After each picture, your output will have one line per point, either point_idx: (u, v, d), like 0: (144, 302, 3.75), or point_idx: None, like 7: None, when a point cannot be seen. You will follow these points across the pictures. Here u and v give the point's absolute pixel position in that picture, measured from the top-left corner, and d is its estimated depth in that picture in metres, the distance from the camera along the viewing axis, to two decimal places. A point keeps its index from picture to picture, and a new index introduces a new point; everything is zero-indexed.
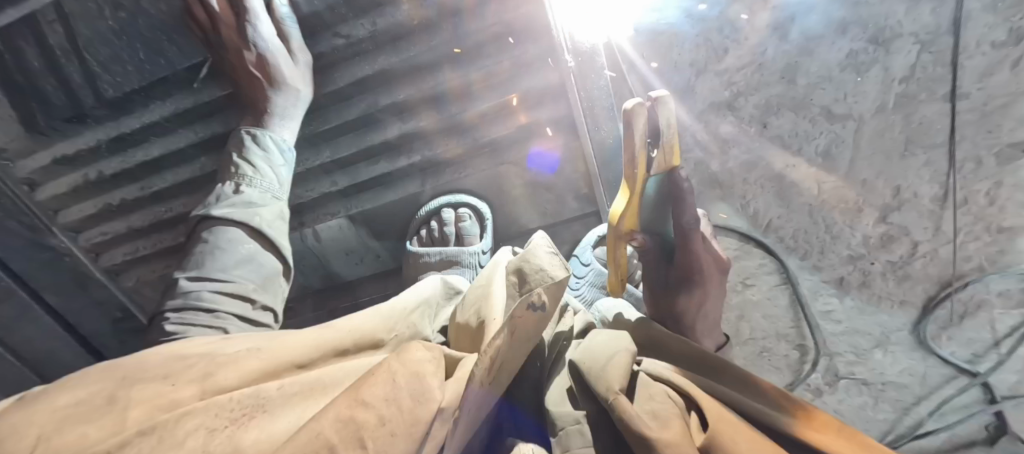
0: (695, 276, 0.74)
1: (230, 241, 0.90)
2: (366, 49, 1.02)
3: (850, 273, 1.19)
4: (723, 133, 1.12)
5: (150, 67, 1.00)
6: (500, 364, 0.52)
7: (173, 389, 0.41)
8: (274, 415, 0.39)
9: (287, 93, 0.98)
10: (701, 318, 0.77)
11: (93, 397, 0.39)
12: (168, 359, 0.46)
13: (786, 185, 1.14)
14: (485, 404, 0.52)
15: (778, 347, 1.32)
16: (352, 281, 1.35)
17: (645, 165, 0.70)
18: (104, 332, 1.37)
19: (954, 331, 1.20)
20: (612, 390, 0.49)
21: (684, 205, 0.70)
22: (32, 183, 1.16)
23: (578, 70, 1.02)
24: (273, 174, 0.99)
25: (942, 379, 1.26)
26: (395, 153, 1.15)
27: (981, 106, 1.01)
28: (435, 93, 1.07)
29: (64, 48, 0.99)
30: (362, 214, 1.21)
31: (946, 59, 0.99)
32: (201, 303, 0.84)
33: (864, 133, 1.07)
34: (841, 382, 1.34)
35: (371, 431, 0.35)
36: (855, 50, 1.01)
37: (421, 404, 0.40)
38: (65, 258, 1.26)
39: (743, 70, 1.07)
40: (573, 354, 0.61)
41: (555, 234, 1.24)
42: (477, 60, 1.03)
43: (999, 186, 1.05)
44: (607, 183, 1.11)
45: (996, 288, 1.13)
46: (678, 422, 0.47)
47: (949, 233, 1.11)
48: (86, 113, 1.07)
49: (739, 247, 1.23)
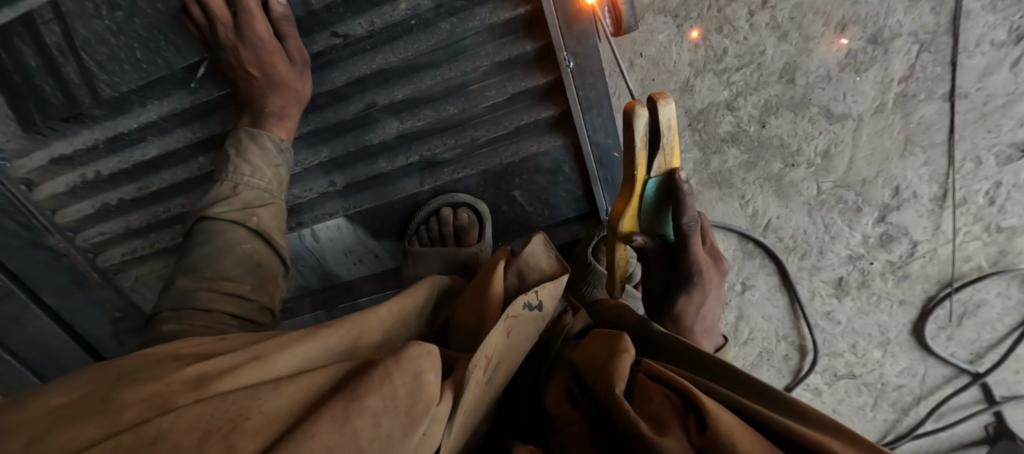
0: (695, 277, 0.74)
1: (227, 242, 0.92)
2: (365, 49, 1.00)
3: (849, 272, 1.20)
4: (722, 132, 1.11)
5: (147, 66, 0.98)
6: (499, 364, 0.51)
7: (167, 390, 0.41)
8: (269, 415, 0.38)
9: (285, 93, 0.97)
10: (699, 318, 0.80)
11: (88, 398, 0.40)
12: (163, 359, 0.46)
13: (785, 185, 1.14)
14: (483, 404, 0.52)
15: (778, 347, 1.31)
16: (350, 282, 1.34)
17: (645, 167, 0.69)
18: (103, 332, 1.38)
19: (954, 331, 1.20)
20: (612, 392, 0.49)
21: (684, 207, 0.69)
22: (30, 183, 1.16)
23: (577, 69, 1.00)
24: (271, 174, 1.00)
25: (942, 379, 1.26)
26: (394, 153, 1.15)
27: (981, 106, 1.01)
28: (434, 93, 1.06)
29: (60, 48, 0.97)
30: (360, 214, 1.21)
31: (946, 59, 0.98)
32: (200, 303, 0.84)
33: (864, 132, 1.07)
34: (841, 382, 1.33)
35: (366, 432, 0.37)
36: (854, 50, 1.00)
37: (418, 403, 0.39)
38: (61, 258, 1.25)
39: (743, 69, 1.05)
40: (573, 353, 0.61)
41: (553, 233, 1.24)
42: (476, 59, 1.02)
43: (999, 187, 1.06)
44: (607, 185, 1.13)
45: (994, 288, 1.14)
46: (677, 425, 0.47)
47: (949, 233, 1.11)
48: (82, 112, 1.06)
49: (738, 248, 1.22)
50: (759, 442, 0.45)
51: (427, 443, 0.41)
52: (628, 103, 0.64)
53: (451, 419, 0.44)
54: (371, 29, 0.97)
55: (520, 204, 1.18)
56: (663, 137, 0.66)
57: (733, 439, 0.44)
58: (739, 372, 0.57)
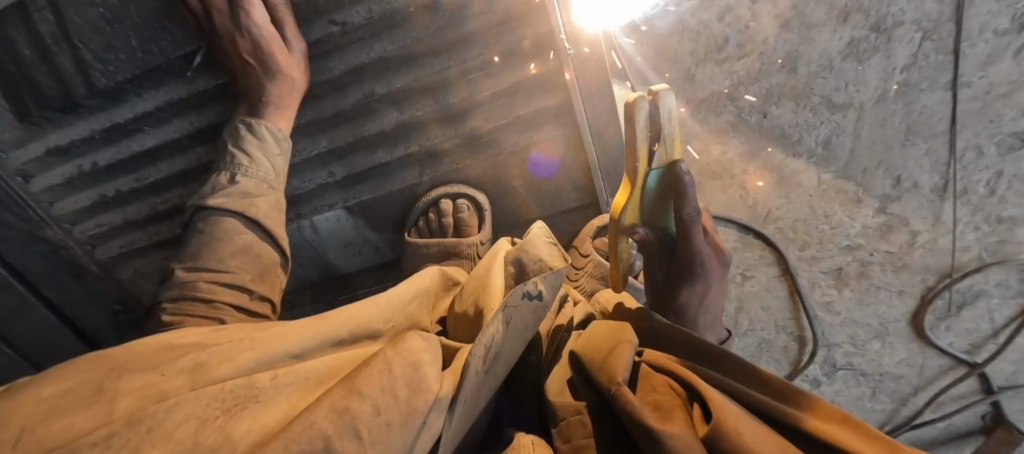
0: (697, 268, 0.74)
1: (226, 231, 0.90)
2: (362, 37, 0.99)
3: (848, 263, 1.19)
4: (722, 123, 1.12)
5: (143, 55, 0.98)
6: (497, 352, 0.52)
7: (164, 379, 0.40)
8: (267, 405, 0.39)
9: (283, 81, 0.96)
10: (702, 311, 0.79)
11: (79, 388, 0.39)
12: (160, 348, 0.46)
13: (785, 175, 1.14)
14: (480, 397, 0.52)
15: (777, 338, 1.30)
16: (349, 273, 1.34)
17: (647, 159, 0.69)
18: (102, 324, 1.37)
19: (953, 321, 1.18)
20: (614, 381, 0.50)
21: (685, 199, 0.69)
22: (26, 175, 1.15)
23: (577, 58, 1.00)
24: (268, 163, 0.99)
25: (940, 369, 1.24)
26: (393, 142, 1.13)
27: (983, 95, 1.01)
28: (435, 82, 1.05)
29: (54, 36, 0.96)
30: (360, 205, 1.20)
31: (947, 47, 0.97)
32: (199, 293, 0.84)
33: (864, 122, 1.07)
34: (840, 373, 1.31)
35: (365, 418, 0.37)
36: (856, 38, 0.99)
37: (417, 393, 0.40)
38: (59, 251, 1.25)
39: (743, 59, 1.05)
40: (573, 345, 0.62)
41: (553, 224, 1.24)
42: (477, 47, 1.01)
43: (999, 176, 1.06)
44: (607, 175, 1.13)
45: (995, 278, 1.13)
46: (679, 413, 0.48)
47: (949, 223, 1.11)
48: (78, 102, 1.05)
49: (739, 239, 1.22)
50: (761, 429, 0.45)
51: (426, 433, 0.42)
52: (629, 96, 0.65)
53: (450, 410, 0.45)
54: (370, 16, 0.96)
55: (520, 194, 1.19)
56: (664, 129, 0.67)
57: (736, 426, 0.44)
58: (739, 360, 0.57)
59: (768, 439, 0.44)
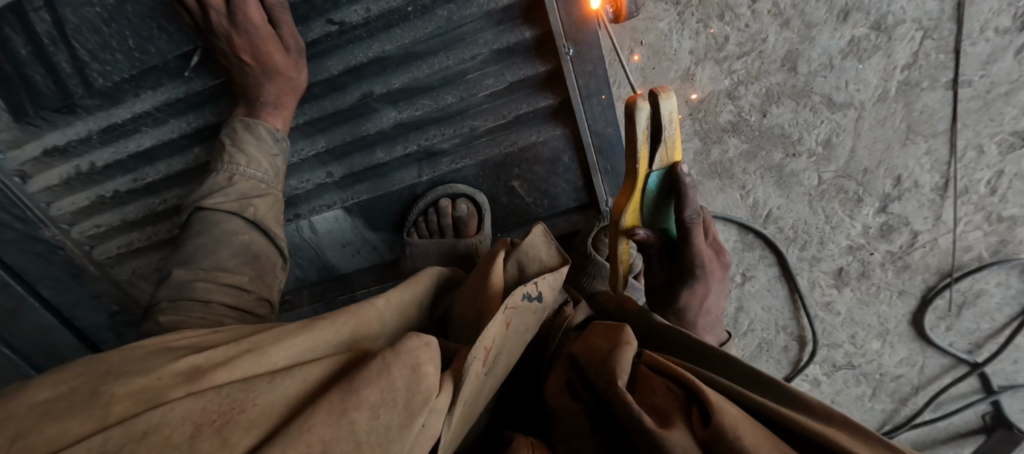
0: (698, 271, 0.74)
1: (224, 233, 0.91)
2: (361, 36, 0.98)
3: (849, 263, 1.19)
4: (723, 121, 1.11)
5: (139, 55, 0.96)
6: (496, 353, 0.51)
7: (159, 383, 0.40)
8: (264, 408, 0.38)
9: (280, 81, 0.96)
10: (702, 312, 0.79)
11: (73, 392, 0.39)
12: (156, 352, 0.45)
13: (785, 175, 1.13)
14: (480, 400, 0.51)
15: (777, 338, 1.31)
16: (349, 273, 1.33)
17: (647, 160, 0.69)
18: (100, 325, 1.36)
19: (953, 320, 1.19)
20: (613, 384, 0.49)
21: (686, 201, 0.69)
22: (24, 175, 1.15)
23: (576, 57, 0.98)
24: (267, 164, 0.99)
25: (941, 368, 1.24)
26: (391, 142, 1.13)
27: (983, 94, 1.00)
28: (434, 81, 1.05)
29: (50, 36, 0.95)
30: (358, 205, 1.20)
31: (948, 46, 0.97)
32: (196, 294, 0.84)
33: (864, 122, 1.06)
34: (839, 372, 1.32)
35: (364, 424, 0.37)
36: (857, 38, 0.99)
37: (417, 395, 0.39)
38: (57, 251, 1.24)
39: (743, 58, 1.04)
40: (574, 346, 0.61)
41: (552, 224, 1.23)
42: (475, 47, 1.00)
43: (1000, 176, 1.05)
44: (607, 175, 1.12)
45: (994, 278, 1.13)
46: (679, 416, 0.47)
47: (950, 223, 1.10)
48: (74, 103, 1.04)
49: (738, 239, 1.22)
50: (760, 432, 0.45)
51: (427, 435, 0.41)
52: (629, 96, 0.65)
53: (450, 413, 0.44)
54: (367, 15, 0.95)
55: (519, 194, 1.18)
56: (665, 130, 0.66)
57: (735, 430, 0.44)
58: (741, 363, 0.56)
59: (766, 441, 0.44)
